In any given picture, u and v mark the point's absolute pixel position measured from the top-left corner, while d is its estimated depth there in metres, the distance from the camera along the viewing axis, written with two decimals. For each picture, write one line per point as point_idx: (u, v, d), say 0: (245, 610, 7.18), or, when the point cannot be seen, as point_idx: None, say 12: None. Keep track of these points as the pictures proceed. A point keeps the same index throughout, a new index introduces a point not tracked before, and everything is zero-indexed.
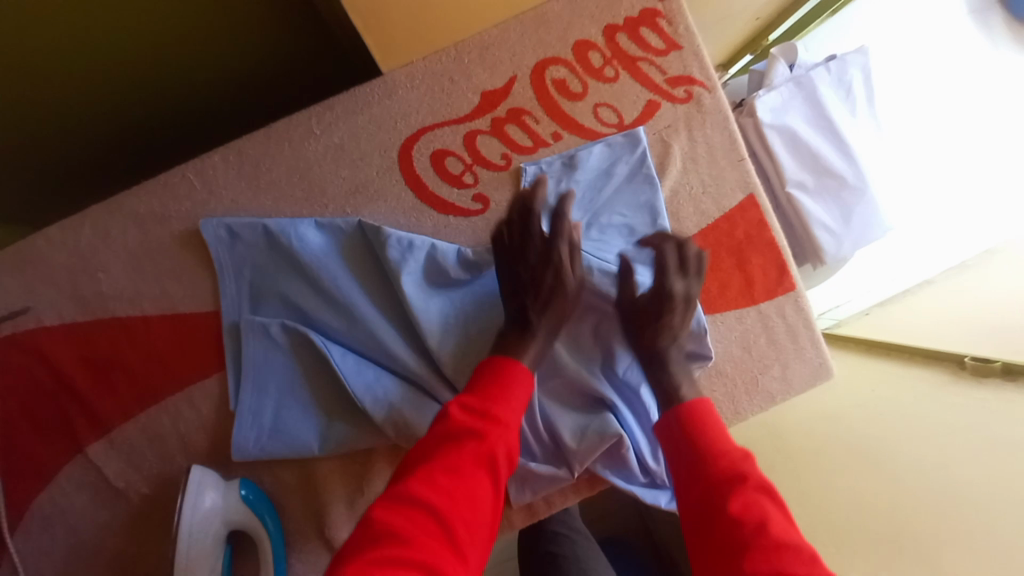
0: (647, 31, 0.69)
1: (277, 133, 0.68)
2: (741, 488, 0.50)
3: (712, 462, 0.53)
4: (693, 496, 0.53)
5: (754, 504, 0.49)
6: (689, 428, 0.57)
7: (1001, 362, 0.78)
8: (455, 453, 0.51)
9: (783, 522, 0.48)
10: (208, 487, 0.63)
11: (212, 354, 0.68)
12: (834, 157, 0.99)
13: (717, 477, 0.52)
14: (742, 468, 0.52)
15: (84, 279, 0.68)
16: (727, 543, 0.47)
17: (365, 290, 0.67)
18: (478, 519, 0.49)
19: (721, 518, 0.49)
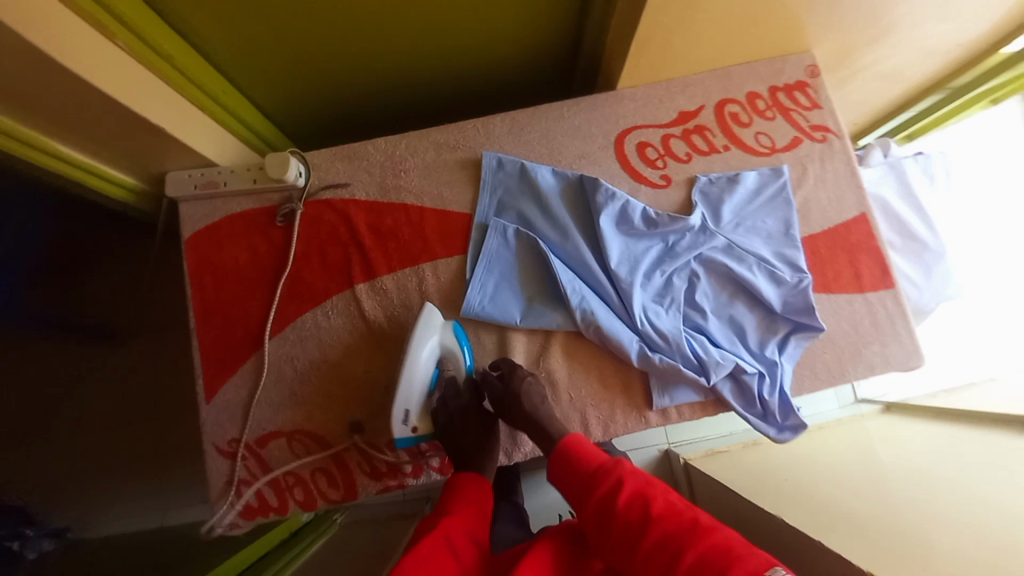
0: (799, 93, 1.00)
1: (541, 111, 1.01)
2: (621, 487, 0.68)
3: (596, 476, 0.71)
4: (591, 509, 0.69)
5: (636, 495, 0.67)
6: (571, 457, 0.75)
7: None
8: (421, 545, 0.66)
9: (662, 500, 0.66)
10: (437, 324, 0.88)
11: (460, 241, 0.96)
12: (919, 225, 1.26)
13: (604, 491, 0.69)
14: (616, 474, 0.70)
15: (391, 174, 1.00)
16: (629, 538, 0.64)
17: (575, 219, 0.95)
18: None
19: (616, 517, 0.66)
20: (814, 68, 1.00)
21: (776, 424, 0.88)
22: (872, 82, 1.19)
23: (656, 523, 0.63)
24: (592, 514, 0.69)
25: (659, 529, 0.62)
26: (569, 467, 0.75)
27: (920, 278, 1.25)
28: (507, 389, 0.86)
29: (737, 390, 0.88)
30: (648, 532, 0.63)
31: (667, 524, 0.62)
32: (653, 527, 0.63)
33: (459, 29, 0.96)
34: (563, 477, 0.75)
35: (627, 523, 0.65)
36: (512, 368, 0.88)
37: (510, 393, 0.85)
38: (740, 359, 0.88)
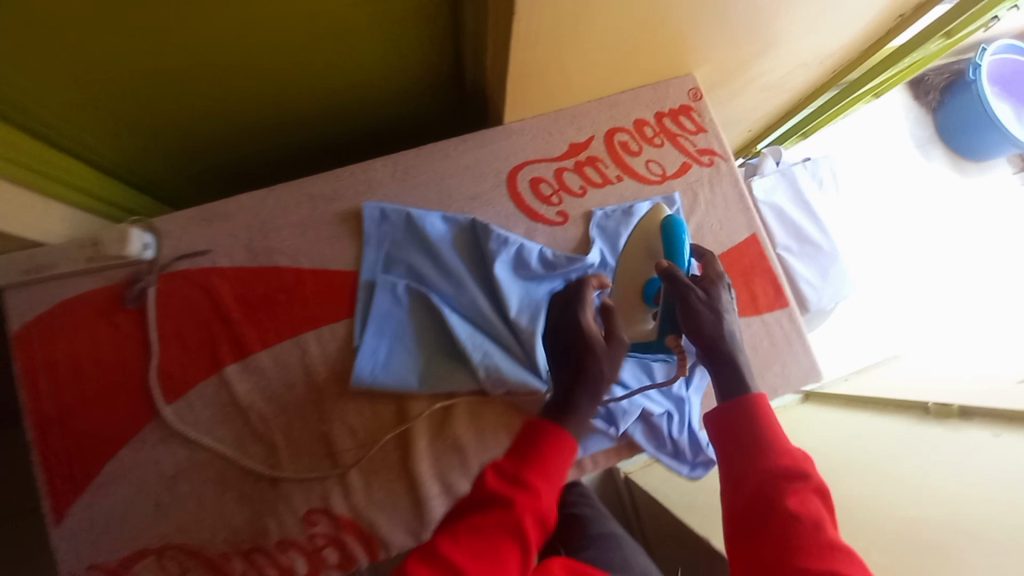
0: (684, 118, 0.99)
1: (426, 152, 0.94)
2: (800, 487, 0.60)
3: (767, 453, 0.65)
4: (746, 481, 0.63)
5: (810, 503, 0.59)
6: (752, 423, 0.68)
7: (957, 406, 1.09)
8: (518, 477, 0.63)
9: (831, 527, 0.57)
10: (648, 234, 0.83)
11: (346, 303, 0.87)
12: (812, 230, 1.31)
13: (773, 475, 0.62)
14: (800, 468, 0.62)
15: (259, 235, 0.88)
16: (779, 530, 0.58)
17: (470, 268, 0.88)
18: (537, 530, 0.62)
19: (773, 506, 0.59)
20: (696, 91, 1.00)
21: (689, 461, 0.86)
22: (757, 96, 1.22)
23: (818, 541, 0.56)
24: (744, 483, 0.63)
25: (822, 553, 0.54)
26: (745, 425, 0.68)
27: (817, 279, 1.29)
28: (701, 300, 0.76)
29: (648, 432, 0.85)
30: (805, 543, 0.56)
31: (829, 553, 0.54)
32: (815, 544, 0.55)
33: (320, 74, 0.86)
34: (724, 427, 0.69)
35: (785, 518, 0.58)
36: (712, 282, 0.79)
37: (703, 304, 0.76)
38: (648, 399, 0.86)
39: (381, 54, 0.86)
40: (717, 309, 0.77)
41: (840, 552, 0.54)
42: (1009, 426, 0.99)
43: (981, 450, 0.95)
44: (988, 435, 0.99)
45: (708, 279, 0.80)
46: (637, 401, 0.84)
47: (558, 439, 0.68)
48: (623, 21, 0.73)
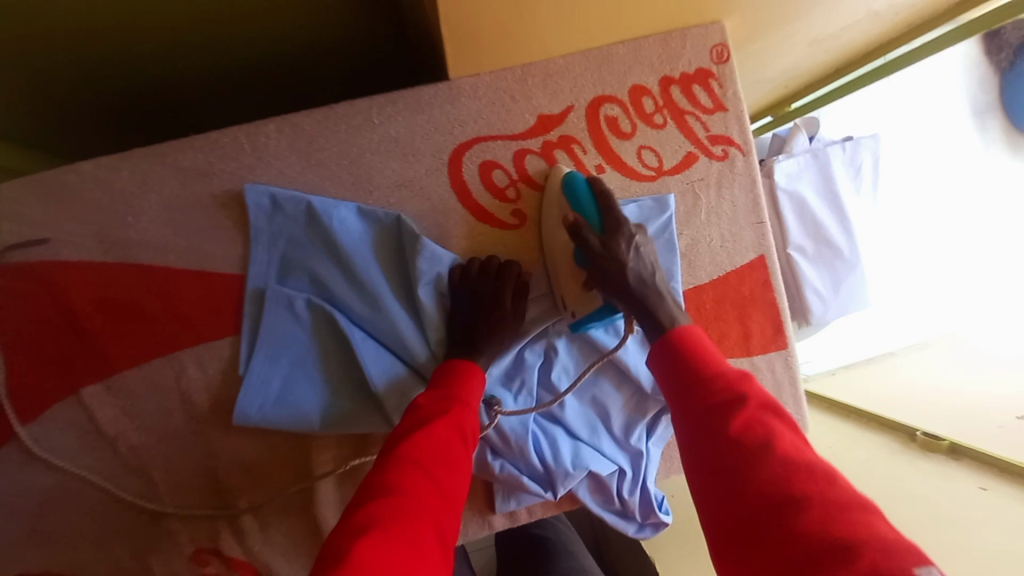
0: (698, 89, 0.74)
1: (336, 114, 0.68)
2: (745, 411, 0.51)
3: (710, 382, 0.54)
4: (691, 420, 0.54)
5: (759, 424, 0.50)
6: (681, 355, 0.57)
7: (948, 442, 0.96)
8: (427, 428, 0.58)
9: (788, 442, 0.49)
10: (551, 194, 0.71)
11: (232, 318, 0.69)
12: (834, 230, 1.07)
13: (717, 406, 0.52)
14: (740, 389, 0.53)
15: (113, 221, 0.67)
16: (733, 466, 0.48)
17: (391, 283, 0.69)
18: (458, 477, 0.57)
19: (723, 439, 0.50)
20: (722, 48, 0.72)
21: (636, 520, 0.76)
22: (803, 50, 0.92)
23: (777, 466, 0.46)
24: (691, 424, 0.53)
25: (783, 479, 0.45)
26: (678, 359, 0.57)
27: (828, 290, 1.09)
28: (605, 252, 0.63)
29: (594, 490, 0.74)
30: (763, 471, 0.46)
31: (794, 477, 0.45)
32: (773, 471, 0.46)
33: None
34: (661, 370, 0.59)
35: (737, 452, 0.49)
36: (618, 227, 0.64)
37: (605, 257, 0.63)
38: (598, 456, 0.72)
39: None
40: (628, 259, 0.63)
41: (800, 468, 0.46)
42: (998, 480, 0.88)
43: (969, 509, 0.84)
44: (974, 487, 0.88)
45: (611, 224, 0.64)
46: (583, 460, 0.71)
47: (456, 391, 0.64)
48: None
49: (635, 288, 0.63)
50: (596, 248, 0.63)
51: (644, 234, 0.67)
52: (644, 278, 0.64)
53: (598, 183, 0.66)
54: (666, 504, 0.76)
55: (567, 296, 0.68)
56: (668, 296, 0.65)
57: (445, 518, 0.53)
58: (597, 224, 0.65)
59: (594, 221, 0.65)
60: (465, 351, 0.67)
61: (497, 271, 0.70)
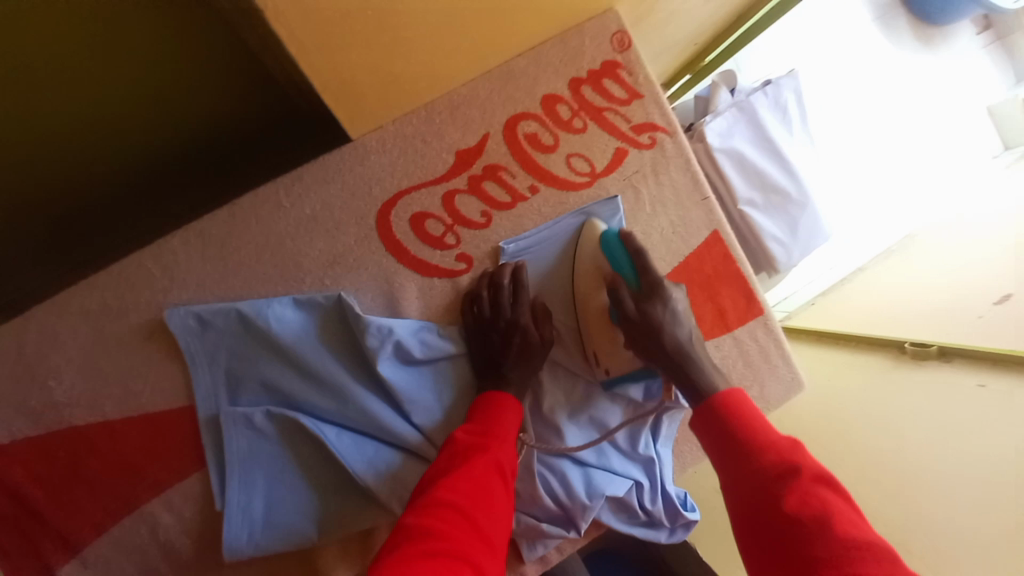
0: (610, 82, 0.72)
1: (242, 209, 0.62)
2: (795, 482, 0.50)
3: (759, 455, 0.53)
4: (736, 488, 0.53)
5: (813, 496, 0.48)
6: (724, 424, 0.57)
7: (936, 346, 0.93)
8: (465, 466, 0.57)
9: (848, 518, 0.47)
10: (585, 246, 0.69)
11: (192, 452, 0.63)
12: (778, 174, 1.06)
13: (766, 480, 0.51)
14: (791, 461, 0.51)
15: (33, 388, 0.60)
16: (790, 542, 0.47)
17: (350, 368, 0.64)
18: (498, 517, 0.55)
19: (775, 517, 0.49)
20: (622, 35, 0.70)
21: (666, 525, 0.74)
22: (701, 11, 0.90)
23: (835, 543, 0.44)
24: (739, 499, 0.53)
25: (839, 559, 0.43)
26: (723, 427, 0.57)
27: (787, 235, 1.08)
28: (640, 318, 0.63)
29: (617, 509, 0.71)
30: (816, 542, 0.45)
31: (853, 555, 0.43)
32: (828, 545, 0.45)
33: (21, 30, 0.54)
34: (706, 439, 0.59)
35: (788, 525, 0.48)
36: (654, 289, 0.63)
37: (641, 324, 0.63)
38: (612, 476, 0.70)
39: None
40: (664, 323, 0.63)
41: (859, 546, 0.44)
42: (994, 373, 0.83)
43: (970, 410, 0.80)
44: (971, 385, 0.84)
45: (647, 284, 0.63)
46: (598, 486, 0.68)
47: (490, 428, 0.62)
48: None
49: (671, 355, 0.63)
50: (632, 313, 0.63)
51: (679, 290, 0.67)
52: (681, 342, 0.64)
53: (632, 239, 0.64)
54: (690, 501, 0.75)
55: (599, 353, 0.70)
56: (704, 358, 0.65)
57: (486, 561, 0.50)
58: (633, 284, 0.64)
59: (629, 278, 0.64)
60: (496, 379, 0.66)
61: (459, 335, 0.69)
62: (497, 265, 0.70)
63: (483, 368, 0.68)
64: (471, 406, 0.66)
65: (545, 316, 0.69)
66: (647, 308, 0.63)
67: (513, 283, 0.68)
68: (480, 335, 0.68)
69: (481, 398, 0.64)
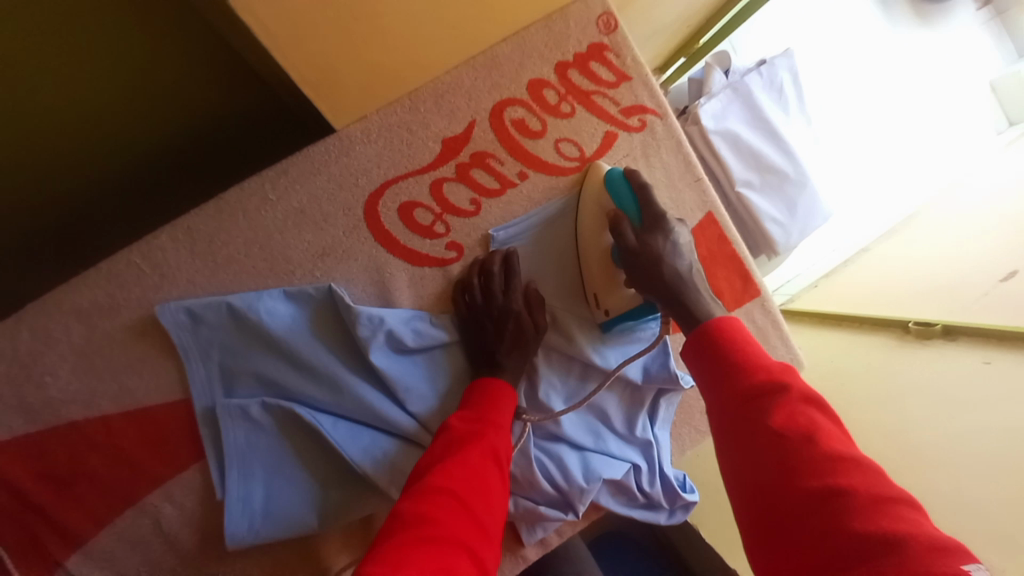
0: (597, 65, 0.71)
1: (229, 203, 0.63)
2: (785, 400, 0.49)
3: (748, 374, 0.52)
4: (723, 404, 0.53)
5: (803, 416, 0.48)
6: (716, 346, 0.56)
7: (940, 325, 0.92)
8: (459, 453, 0.57)
9: (834, 435, 0.47)
10: (590, 188, 0.69)
11: (190, 446, 0.64)
12: (774, 155, 1.04)
13: (755, 395, 0.51)
14: (781, 379, 0.51)
15: (32, 387, 0.61)
16: (775, 456, 0.47)
17: (343, 359, 0.64)
18: (493, 503, 0.55)
19: (762, 430, 0.49)
20: (608, 16, 0.69)
21: (665, 507, 0.74)
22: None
23: (819, 459, 0.45)
24: (724, 414, 0.52)
25: (824, 472, 0.44)
26: (713, 351, 0.56)
27: (785, 217, 1.07)
28: (640, 245, 0.63)
29: (616, 493, 0.71)
30: (801, 459, 0.46)
31: (837, 468, 0.44)
32: (813, 462, 0.45)
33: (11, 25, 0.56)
34: (694, 355, 0.58)
35: (775, 440, 0.47)
36: (656, 221, 0.64)
37: (641, 252, 0.62)
38: (609, 460, 0.70)
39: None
40: (665, 253, 0.63)
41: (842, 462, 0.44)
42: (1000, 349, 0.81)
43: (974, 386, 0.79)
44: (976, 362, 0.82)
45: (649, 216, 0.64)
46: (595, 470, 0.68)
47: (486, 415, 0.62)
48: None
49: (671, 283, 0.62)
50: (632, 243, 0.63)
51: (682, 227, 0.67)
52: (681, 272, 0.63)
53: (637, 176, 0.65)
54: (689, 483, 0.74)
55: (600, 295, 0.69)
56: (705, 290, 0.64)
57: (482, 547, 0.50)
58: (635, 219, 0.65)
59: (632, 215, 0.65)
60: (490, 365, 0.66)
61: (453, 323, 0.69)
62: (488, 253, 0.70)
63: (477, 356, 0.68)
64: (465, 393, 0.66)
65: (538, 302, 0.69)
66: (647, 237, 0.63)
67: (504, 270, 0.68)
68: (474, 323, 0.68)
69: (475, 386, 0.64)
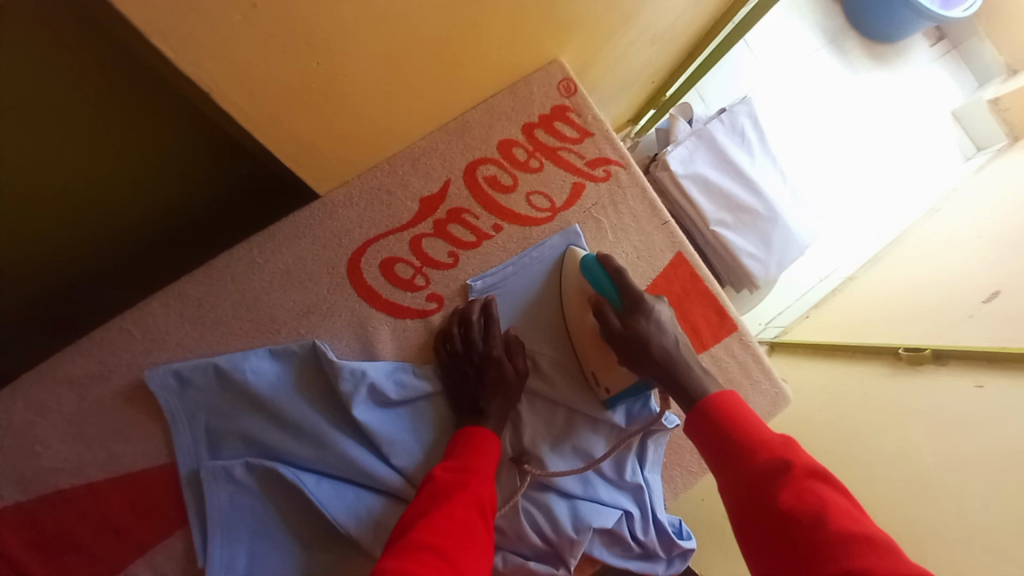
0: (561, 124, 0.77)
1: (219, 268, 0.66)
2: (794, 481, 0.49)
3: (753, 454, 0.53)
4: (735, 486, 0.53)
5: (809, 492, 0.48)
6: (721, 428, 0.57)
7: (929, 350, 0.91)
8: (443, 505, 0.56)
9: (845, 510, 0.47)
10: (569, 271, 0.72)
11: (174, 510, 0.64)
12: (745, 194, 1.10)
13: (761, 477, 0.51)
14: (784, 456, 0.51)
15: (18, 457, 0.62)
16: (790, 537, 0.47)
17: (327, 414, 0.65)
18: (477, 556, 0.54)
19: (773, 511, 0.49)
20: (568, 82, 0.76)
21: (663, 556, 0.71)
22: (648, 54, 0.98)
23: (831, 535, 0.45)
24: (738, 496, 0.52)
25: (840, 552, 0.44)
26: (718, 432, 0.57)
27: (763, 250, 1.10)
28: (627, 333, 0.65)
29: (609, 543, 0.69)
30: (813, 539, 0.45)
31: (850, 546, 0.44)
32: (825, 540, 0.45)
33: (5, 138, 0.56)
34: (702, 441, 0.59)
35: (786, 522, 0.48)
36: (635, 303, 0.66)
37: (628, 338, 0.65)
38: (599, 507, 0.68)
39: (81, 87, 0.55)
40: (651, 335, 0.65)
41: (858, 539, 0.44)
42: (990, 373, 0.80)
43: (966, 409, 0.77)
44: (969, 387, 0.80)
45: (628, 299, 0.66)
46: (584, 520, 0.66)
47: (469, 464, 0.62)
48: (385, 15, 0.48)
49: (660, 363, 0.64)
50: (619, 331, 0.66)
51: (659, 302, 0.69)
52: (669, 350, 0.65)
53: (610, 260, 0.68)
54: (685, 529, 0.72)
55: (598, 374, 0.71)
56: (694, 363, 0.66)
57: None
58: (616, 302, 0.67)
59: (612, 298, 0.67)
60: (473, 414, 0.67)
61: (435, 372, 0.70)
62: (467, 302, 0.72)
63: (460, 404, 0.68)
64: (449, 442, 0.66)
65: (518, 348, 0.70)
66: (633, 326, 0.66)
67: (484, 318, 0.70)
68: (457, 372, 0.69)
69: (457, 435, 0.65)
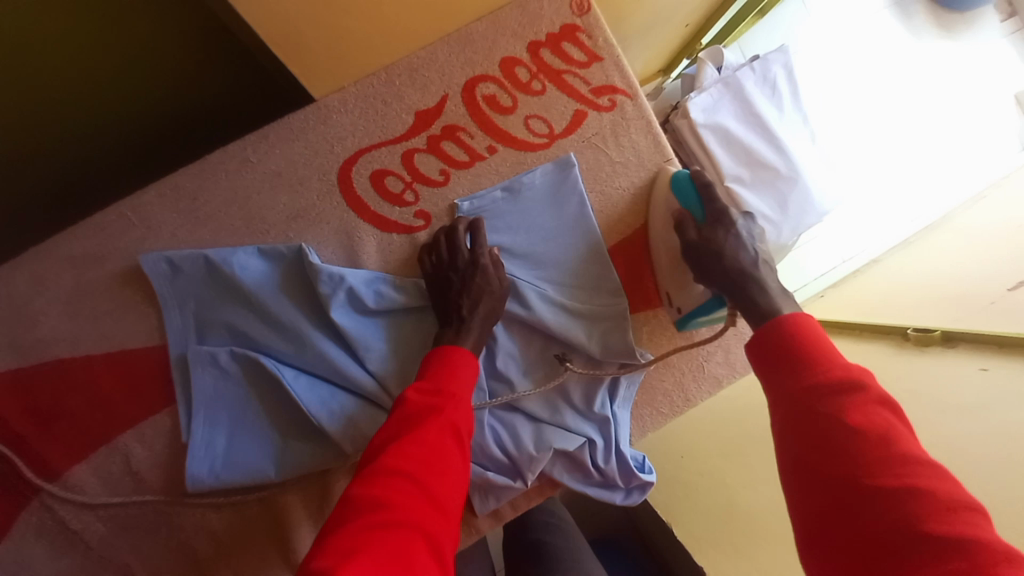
0: (568, 45, 0.73)
1: (213, 163, 0.68)
2: (861, 399, 0.47)
3: (825, 370, 0.49)
4: (790, 398, 0.50)
5: (879, 416, 0.45)
6: (790, 339, 0.53)
7: (940, 331, 0.87)
8: (416, 430, 0.54)
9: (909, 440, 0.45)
10: (660, 190, 0.74)
11: (163, 390, 0.68)
12: (766, 150, 1.03)
13: (829, 389, 0.48)
14: (859, 379, 0.48)
15: (24, 323, 0.66)
16: (848, 452, 0.44)
17: (308, 315, 0.67)
18: (452, 480, 0.53)
19: (837, 423, 0.46)
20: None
21: (621, 486, 0.73)
22: None
23: (895, 459, 0.43)
24: (795, 408, 0.49)
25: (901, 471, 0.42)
26: (786, 346, 0.53)
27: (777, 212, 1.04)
28: (702, 243, 0.66)
29: (570, 467, 0.71)
30: (874, 457, 0.43)
31: (908, 468, 0.42)
32: (889, 460, 0.43)
33: None
34: (763, 353, 0.54)
35: (849, 436, 0.45)
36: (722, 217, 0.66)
37: (702, 249, 0.66)
38: (563, 432, 0.70)
39: None
40: (728, 249, 0.65)
41: (922, 468, 0.42)
42: (999, 356, 0.75)
43: (963, 388, 0.74)
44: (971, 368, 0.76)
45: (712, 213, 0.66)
46: (545, 440, 0.69)
47: (444, 386, 0.60)
48: None
49: (732, 278, 0.64)
50: (693, 240, 0.67)
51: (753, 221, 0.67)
52: (746, 268, 0.64)
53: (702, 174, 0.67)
54: (646, 463, 0.74)
55: (671, 292, 0.74)
56: (775, 287, 0.63)
57: (438, 528, 0.49)
58: (699, 217, 0.68)
59: (697, 213, 0.68)
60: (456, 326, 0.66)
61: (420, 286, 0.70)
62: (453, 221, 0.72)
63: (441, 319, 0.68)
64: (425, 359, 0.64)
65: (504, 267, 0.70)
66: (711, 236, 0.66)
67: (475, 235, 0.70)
68: (441, 284, 0.69)
69: (435, 350, 0.63)
